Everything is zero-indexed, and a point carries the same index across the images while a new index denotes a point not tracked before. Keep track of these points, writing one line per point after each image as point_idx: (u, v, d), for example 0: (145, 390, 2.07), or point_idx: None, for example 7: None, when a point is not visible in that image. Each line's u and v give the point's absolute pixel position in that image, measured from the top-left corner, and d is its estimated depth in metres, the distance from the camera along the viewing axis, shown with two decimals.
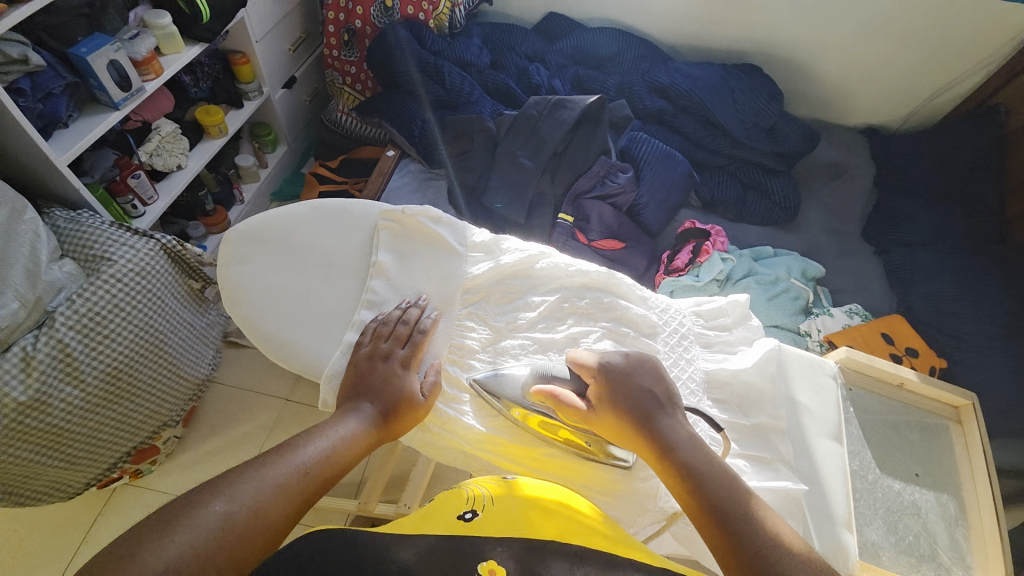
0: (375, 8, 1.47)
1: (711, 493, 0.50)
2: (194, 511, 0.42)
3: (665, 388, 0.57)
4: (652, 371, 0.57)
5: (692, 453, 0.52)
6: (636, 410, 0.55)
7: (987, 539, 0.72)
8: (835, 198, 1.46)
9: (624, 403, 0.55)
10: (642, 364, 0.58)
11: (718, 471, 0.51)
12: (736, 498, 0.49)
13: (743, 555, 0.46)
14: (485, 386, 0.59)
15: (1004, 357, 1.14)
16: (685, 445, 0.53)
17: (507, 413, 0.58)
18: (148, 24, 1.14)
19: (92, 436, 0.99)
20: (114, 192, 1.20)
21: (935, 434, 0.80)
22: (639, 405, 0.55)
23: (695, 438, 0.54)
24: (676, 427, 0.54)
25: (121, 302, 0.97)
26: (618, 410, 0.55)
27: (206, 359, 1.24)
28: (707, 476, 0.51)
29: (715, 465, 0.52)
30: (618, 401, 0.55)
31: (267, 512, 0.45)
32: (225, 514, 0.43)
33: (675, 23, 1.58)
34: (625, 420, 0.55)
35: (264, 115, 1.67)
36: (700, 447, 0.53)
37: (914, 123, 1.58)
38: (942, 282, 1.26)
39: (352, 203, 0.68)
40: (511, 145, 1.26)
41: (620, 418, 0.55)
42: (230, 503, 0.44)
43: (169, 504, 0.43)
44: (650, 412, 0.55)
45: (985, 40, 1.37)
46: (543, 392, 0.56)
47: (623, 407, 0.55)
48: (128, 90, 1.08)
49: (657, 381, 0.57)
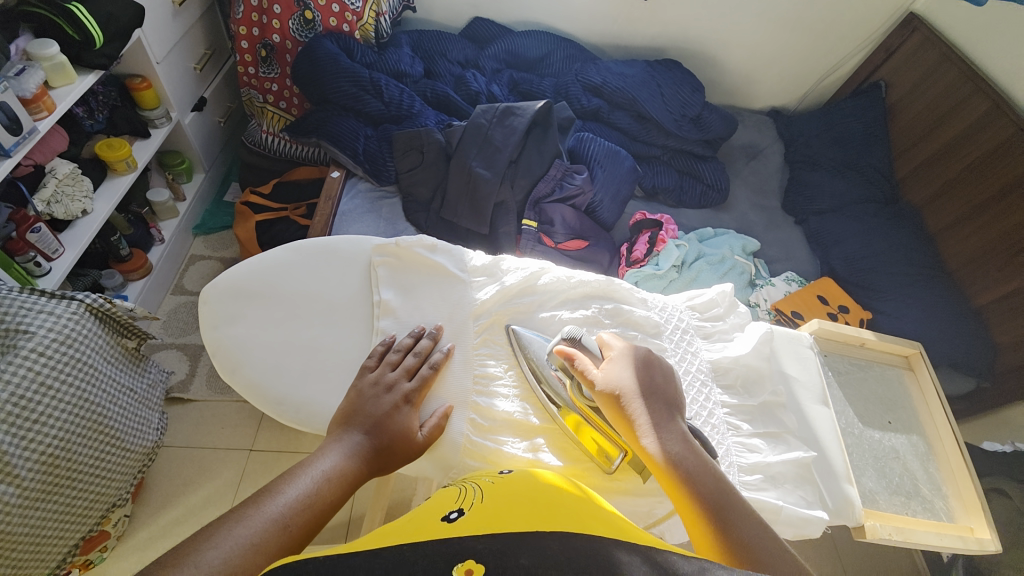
0: (293, 20, 1.36)
1: (697, 480, 0.54)
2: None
3: (670, 388, 0.61)
4: (659, 368, 0.61)
5: (682, 446, 0.56)
6: (636, 400, 0.58)
7: (955, 468, 0.89)
8: (755, 176, 1.60)
9: (627, 389, 0.59)
10: (651, 361, 0.62)
11: (705, 466, 0.56)
12: (721, 491, 0.54)
13: (724, 545, 0.51)
14: (519, 336, 0.67)
15: (913, 301, 1.31)
16: (677, 441, 0.57)
17: (557, 416, 0.64)
18: (32, 55, 0.99)
19: (36, 536, 0.84)
20: (12, 251, 1.02)
21: (897, 382, 0.96)
22: (643, 394, 0.59)
23: (685, 433, 0.58)
24: (672, 422, 0.58)
25: (48, 378, 0.84)
26: (622, 395, 0.59)
27: (154, 424, 1.07)
28: (696, 469, 0.55)
29: (701, 459, 0.56)
30: (621, 386, 0.59)
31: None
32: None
33: (597, 23, 1.64)
34: (626, 407, 0.58)
35: (173, 143, 1.49)
36: (692, 443, 0.57)
37: (809, 103, 1.77)
38: (856, 243, 1.41)
39: (340, 244, 0.72)
40: (464, 156, 1.25)
41: (625, 404, 0.58)
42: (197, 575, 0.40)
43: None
44: (654, 407, 0.58)
45: (861, 27, 1.57)
46: (565, 352, 0.62)
47: (626, 393, 0.59)
48: (20, 134, 0.94)
49: (660, 376, 0.61)
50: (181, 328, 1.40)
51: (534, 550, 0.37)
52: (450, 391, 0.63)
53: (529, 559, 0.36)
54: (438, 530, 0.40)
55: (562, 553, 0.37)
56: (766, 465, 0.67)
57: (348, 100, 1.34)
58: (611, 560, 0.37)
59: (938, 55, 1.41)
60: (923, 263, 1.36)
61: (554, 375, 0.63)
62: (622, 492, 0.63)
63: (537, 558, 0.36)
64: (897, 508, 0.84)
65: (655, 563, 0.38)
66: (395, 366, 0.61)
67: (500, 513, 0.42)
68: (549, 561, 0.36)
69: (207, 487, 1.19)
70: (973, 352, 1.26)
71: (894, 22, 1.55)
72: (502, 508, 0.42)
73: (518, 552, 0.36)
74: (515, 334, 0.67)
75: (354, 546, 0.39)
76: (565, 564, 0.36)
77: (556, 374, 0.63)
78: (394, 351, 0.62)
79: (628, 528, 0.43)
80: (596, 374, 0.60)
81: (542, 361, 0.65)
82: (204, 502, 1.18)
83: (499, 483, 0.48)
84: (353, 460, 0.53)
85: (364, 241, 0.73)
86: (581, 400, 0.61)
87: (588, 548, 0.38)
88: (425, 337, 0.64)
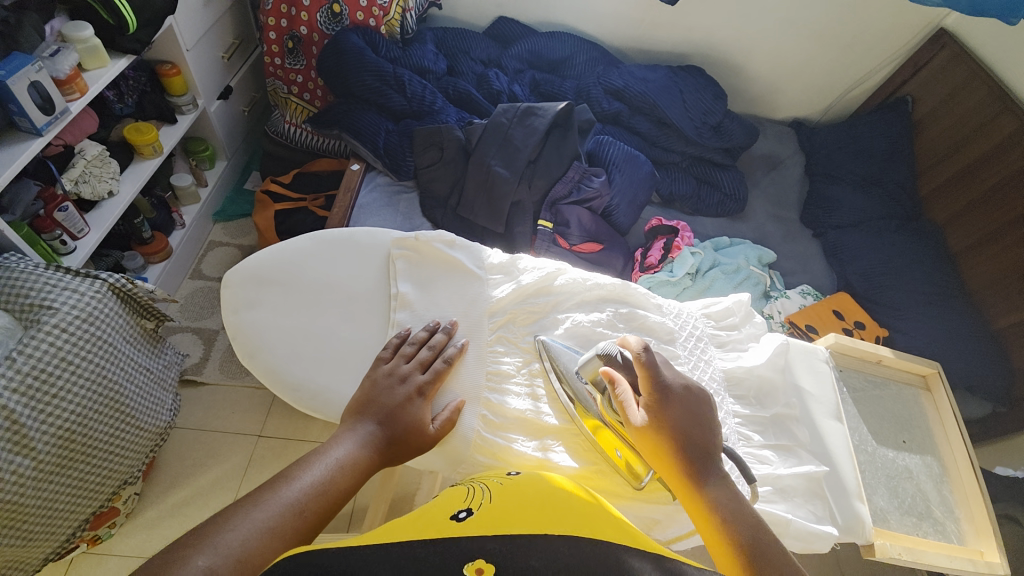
0: (321, 13, 1.37)
1: (737, 522, 0.54)
2: (173, 566, 0.39)
3: (709, 427, 0.59)
4: (699, 409, 0.59)
5: (720, 486, 0.56)
6: (679, 439, 0.58)
7: (970, 493, 0.87)
8: (774, 186, 1.58)
9: (668, 431, 0.58)
10: (695, 401, 0.60)
11: (745, 508, 0.56)
12: (756, 534, 0.54)
13: None
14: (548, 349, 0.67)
15: (932, 320, 1.28)
16: (716, 480, 0.57)
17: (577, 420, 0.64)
18: (67, 38, 1.02)
19: (48, 507, 0.87)
20: (39, 228, 1.05)
21: (913, 401, 0.95)
22: (686, 435, 0.58)
23: (724, 472, 0.58)
24: (710, 460, 0.58)
25: (69, 354, 0.86)
26: (660, 433, 0.58)
27: (167, 405, 1.09)
28: (735, 512, 0.55)
29: (739, 502, 0.56)
30: (660, 429, 0.58)
31: (252, 558, 0.42)
32: (207, 568, 0.40)
33: (621, 27, 1.63)
34: (665, 446, 0.58)
35: (198, 130, 1.51)
36: (731, 484, 0.57)
37: (832, 115, 1.75)
38: (874, 259, 1.39)
39: (360, 235, 0.73)
40: (483, 154, 1.25)
41: (664, 442, 0.58)
42: (213, 555, 0.41)
43: (153, 557, 0.40)
44: (692, 449, 0.58)
45: (890, 41, 1.55)
46: (609, 374, 0.61)
47: (666, 433, 0.58)
48: (52, 114, 0.96)
49: (698, 412, 0.59)
50: (197, 312, 1.42)
51: (546, 553, 0.37)
52: (463, 385, 0.63)
53: (540, 562, 0.36)
54: (448, 528, 0.40)
55: (572, 557, 0.37)
56: (775, 478, 0.67)
57: (371, 94, 1.35)
58: (621, 569, 0.36)
59: (968, 73, 1.39)
60: (944, 283, 1.34)
61: (585, 390, 0.64)
62: (629, 497, 0.63)
63: (547, 561, 0.36)
64: (907, 528, 0.83)
65: (666, 573, 0.37)
66: (409, 359, 0.62)
67: (510, 513, 0.42)
68: (558, 565, 0.36)
69: (216, 469, 1.22)
70: (991, 375, 1.24)
71: (925, 36, 1.52)
72: (510, 510, 0.43)
73: (527, 553, 0.37)
74: (544, 345, 0.67)
75: (366, 539, 0.39)
76: (573, 568, 0.36)
77: (587, 389, 0.63)
78: (409, 343, 0.63)
79: (636, 535, 0.42)
80: (635, 413, 0.59)
81: (575, 376, 0.65)
82: (211, 483, 1.20)
83: (507, 484, 0.49)
84: (365, 450, 0.54)
85: (383, 233, 0.74)
86: (616, 418, 0.61)
87: (596, 554, 0.38)
88: (439, 331, 0.65)
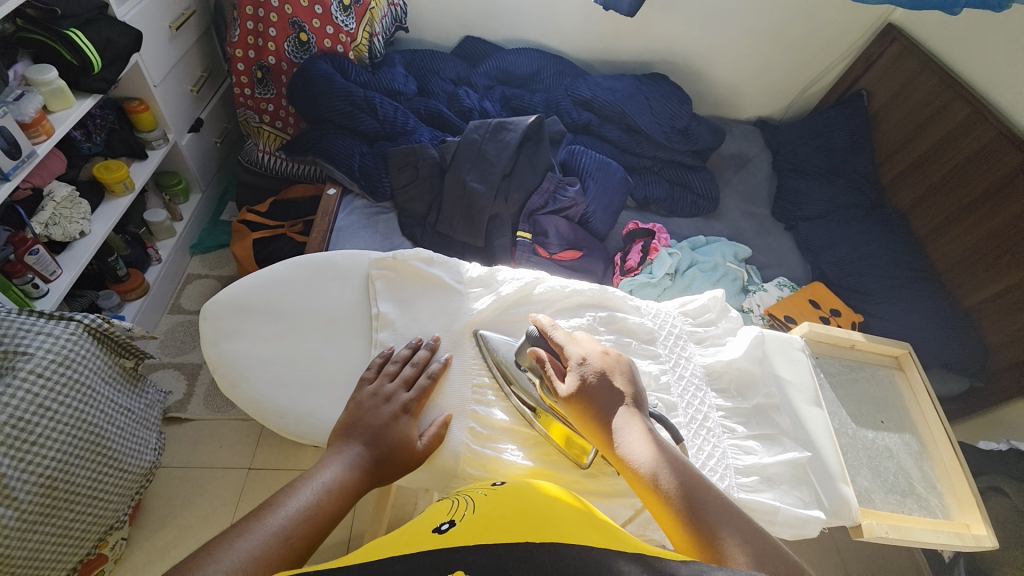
0: (289, 42, 1.38)
1: (675, 480, 0.54)
2: None
3: (630, 390, 0.60)
4: (620, 374, 0.61)
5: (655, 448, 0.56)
6: (604, 408, 0.58)
7: (950, 468, 0.90)
8: (745, 184, 1.63)
9: (589, 396, 0.59)
10: (617, 366, 0.62)
11: (679, 465, 0.55)
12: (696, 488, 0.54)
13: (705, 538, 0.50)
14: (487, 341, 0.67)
15: (902, 302, 1.33)
16: (646, 442, 0.56)
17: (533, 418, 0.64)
18: (31, 81, 1.01)
19: (32, 560, 0.83)
20: (9, 273, 1.02)
21: (888, 383, 0.98)
22: (608, 403, 0.59)
23: (654, 434, 0.58)
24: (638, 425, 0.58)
25: (46, 401, 0.84)
26: (585, 405, 0.59)
27: (150, 444, 1.07)
28: (673, 470, 0.55)
29: (672, 458, 0.56)
30: (583, 394, 0.59)
31: None
32: None
33: (585, 40, 1.68)
34: (593, 416, 0.58)
35: (170, 164, 1.50)
36: (664, 443, 0.57)
37: (792, 113, 1.82)
38: (844, 247, 1.43)
39: (337, 258, 0.73)
40: (458, 170, 1.27)
41: (586, 412, 0.59)
42: None
43: None
44: (614, 411, 0.58)
45: (841, 39, 1.62)
46: (535, 354, 0.62)
47: (591, 402, 0.58)
48: (18, 158, 0.95)
49: (623, 381, 0.60)
50: (178, 347, 1.40)
51: (536, 558, 0.37)
52: (449, 400, 0.64)
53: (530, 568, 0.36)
54: (430, 540, 0.40)
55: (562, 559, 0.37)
56: (761, 467, 0.68)
57: (343, 118, 1.36)
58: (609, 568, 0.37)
59: (917, 65, 1.46)
60: (912, 266, 1.39)
61: (524, 375, 0.64)
62: (622, 495, 0.63)
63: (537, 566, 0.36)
64: (893, 506, 0.85)
65: (653, 571, 0.38)
66: (393, 377, 0.62)
67: (495, 523, 0.43)
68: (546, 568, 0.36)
69: (205, 506, 1.18)
70: (964, 351, 1.28)
71: (873, 34, 1.60)
72: (495, 520, 0.43)
73: (517, 561, 0.37)
74: (484, 339, 0.68)
75: (350, 559, 0.39)
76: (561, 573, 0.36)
77: (526, 375, 0.64)
78: (392, 362, 0.63)
79: (619, 537, 0.43)
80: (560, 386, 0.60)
81: (512, 364, 0.65)
82: (201, 521, 1.17)
83: (493, 494, 0.49)
84: (353, 472, 0.54)
85: (361, 255, 0.74)
86: (551, 399, 0.62)
87: (582, 556, 0.38)
88: (422, 347, 0.65)
